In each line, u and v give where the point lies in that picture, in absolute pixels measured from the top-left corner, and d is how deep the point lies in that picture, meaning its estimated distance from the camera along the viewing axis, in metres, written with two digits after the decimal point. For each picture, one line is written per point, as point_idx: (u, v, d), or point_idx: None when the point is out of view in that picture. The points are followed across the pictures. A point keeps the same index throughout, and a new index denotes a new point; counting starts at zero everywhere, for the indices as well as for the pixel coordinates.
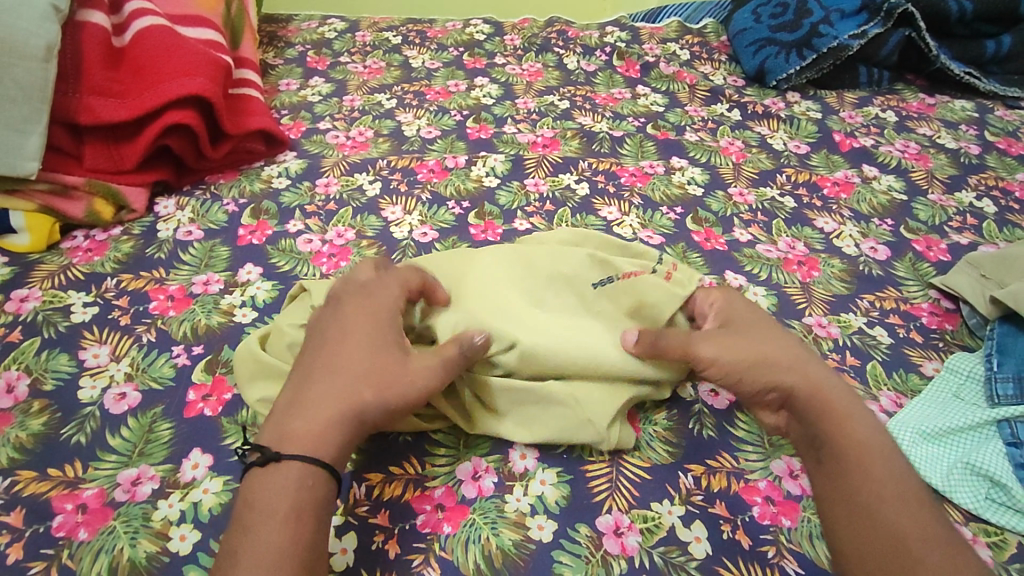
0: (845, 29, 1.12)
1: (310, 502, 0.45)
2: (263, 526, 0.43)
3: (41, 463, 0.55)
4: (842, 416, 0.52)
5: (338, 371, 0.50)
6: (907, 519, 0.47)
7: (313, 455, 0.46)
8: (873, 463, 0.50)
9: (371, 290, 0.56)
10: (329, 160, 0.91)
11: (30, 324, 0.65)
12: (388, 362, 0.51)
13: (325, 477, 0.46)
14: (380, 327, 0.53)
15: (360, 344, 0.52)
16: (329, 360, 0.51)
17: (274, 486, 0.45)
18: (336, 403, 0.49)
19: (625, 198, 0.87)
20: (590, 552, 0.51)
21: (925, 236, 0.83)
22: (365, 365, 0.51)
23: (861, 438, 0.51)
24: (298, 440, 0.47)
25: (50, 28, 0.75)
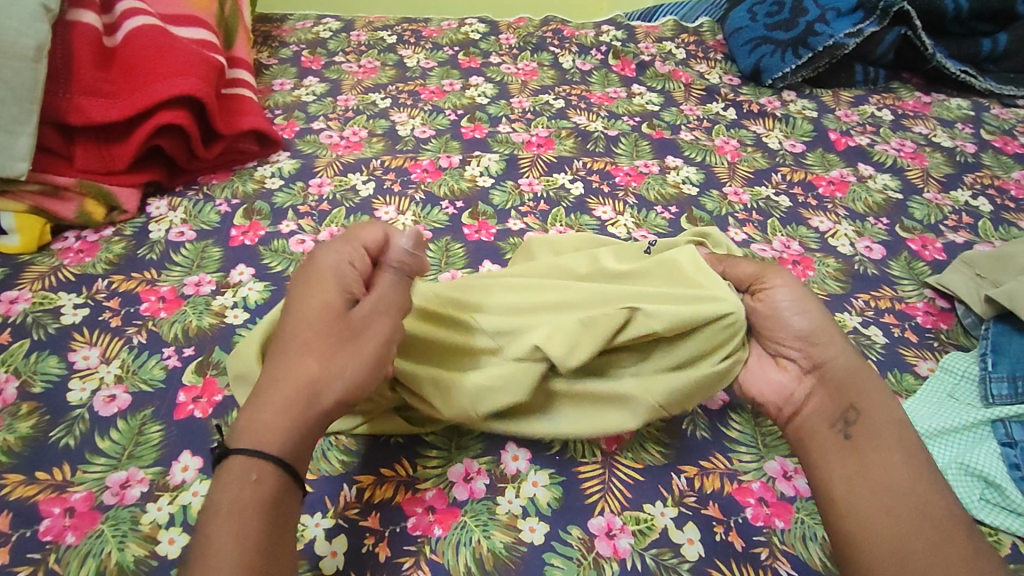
0: (841, 28, 1.11)
1: (255, 498, 0.43)
2: (208, 527, 0.42)
3: (29, 466, 0.54)
4: (872, 392, 0.54)
5: (286, 350, 0.48)
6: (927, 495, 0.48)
7: (260, 448, 0.45)
8: (894, 438, 0.51)
9: (314, 262, 0.53)
10: (322, 160, 0.90)
11: (19, 326, 0.65)
12: (332, 331, 0.49)
13: (272, 470, 0.44)
14: (325, 296, 0.50)
15: (306, 318, 0.49)
16: (279, 340, 0.49)
17: (221, 485, 0.44)
18: (286, 385, 0.47)
19: (619, 197, 0.86)
20: (582, 554, 0.50)
21: (920, 235, 0.83)
22: (312, 337, 0.49)
23: (901, 422, 0.52)
24: (250, 433, 0.45)
25: (39, 28, 0.75)
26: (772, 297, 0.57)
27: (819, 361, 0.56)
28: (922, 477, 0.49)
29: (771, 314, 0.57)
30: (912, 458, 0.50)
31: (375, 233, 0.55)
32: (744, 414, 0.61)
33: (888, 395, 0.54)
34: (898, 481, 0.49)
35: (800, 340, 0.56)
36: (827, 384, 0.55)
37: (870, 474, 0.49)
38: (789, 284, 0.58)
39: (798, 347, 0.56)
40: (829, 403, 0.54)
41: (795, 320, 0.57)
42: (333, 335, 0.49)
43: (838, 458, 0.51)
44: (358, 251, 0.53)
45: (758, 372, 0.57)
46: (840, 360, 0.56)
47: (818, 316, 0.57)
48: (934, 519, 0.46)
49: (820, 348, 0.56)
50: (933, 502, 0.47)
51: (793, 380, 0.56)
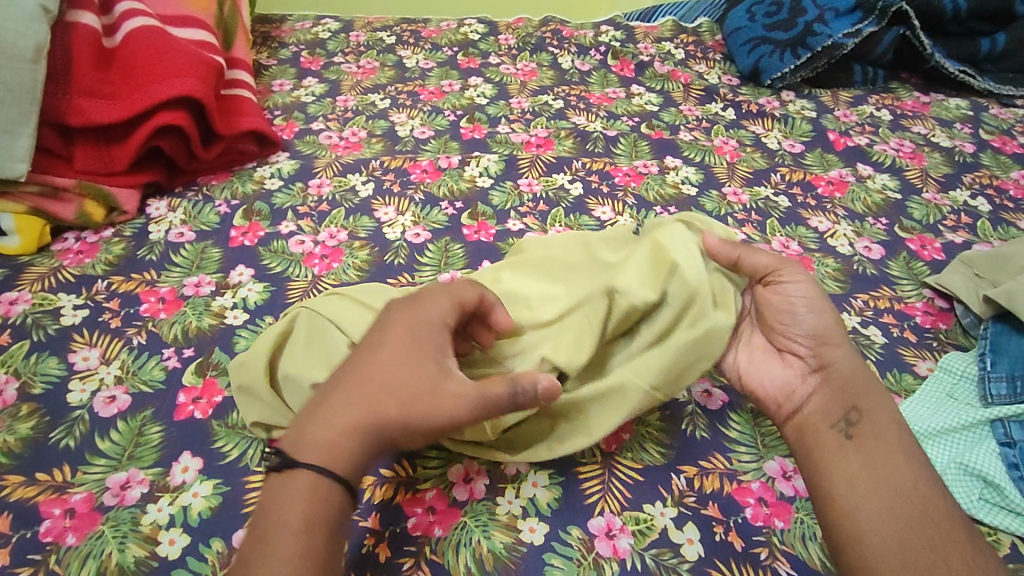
0: (840, 28, 1.11)
1: (323, 517, 0.44)
2: (274, 537, 0.43)
3: (29, 467, 0.54)
4: (876, 395, 0.54)
5: (364, 381, 0.48)
6: (932, 500, 0.48)
7: (328, 469, 0.45)
8: (897, 441, 0.52)
9: (418, 303, 0.53)
10: (321, 160, 0.90)
11: (19, 327, 0.65)
12: (414, 379, 0.48)
13: (341, 491, 0.45)
14: (414, 339, 0.50)
15: (394, 356, 0.49)
16: (359, 367, 0.49)
17: (288, 496, 0.44)
18: (355, 412, 0.47)
19: (618, 198, 0.86)
20: (582, 555, 0.51)
21: (919, 235, 0.83)
22: (393, 376, 0.48)
23: (898, 422, 0.53)
24: (312, 448, 0.46)
25: (38, 29, 0.75)
26: (783, 292, 0.57)
27: (826, 361, 0.56)
28: (922, 478, 0.49)
29: (782, 312, 0.57)
30: (912, 459, 0.51)
31: (471, 291, 0.54)
32: (743, 414, 0.61)
33: (889, 399, 0.55)
34: (900, 481, 0.49)
35: (810, 338, 0.57)
36: (832, 383, 0.55)
37: (870, 472, 0.50)
38: (807, 283, 0.58)
39: (808, 345, 0.57)
40: (832, 401, 0.54)
41: (807, 318, 0.57)
42: (414, 383, 0.48)
43: (839, 458, 0.51)
44: (453, 303, 0.53)
45: (757, 365, 0.58)
46: (847, 361, 0.56)
47: (832, 320, 0.57)
48: (937, 519, 0.47)
49: (827, 347, 0.56)
50: (935, 503, 0.48)
51: (795, 377, 0.56)
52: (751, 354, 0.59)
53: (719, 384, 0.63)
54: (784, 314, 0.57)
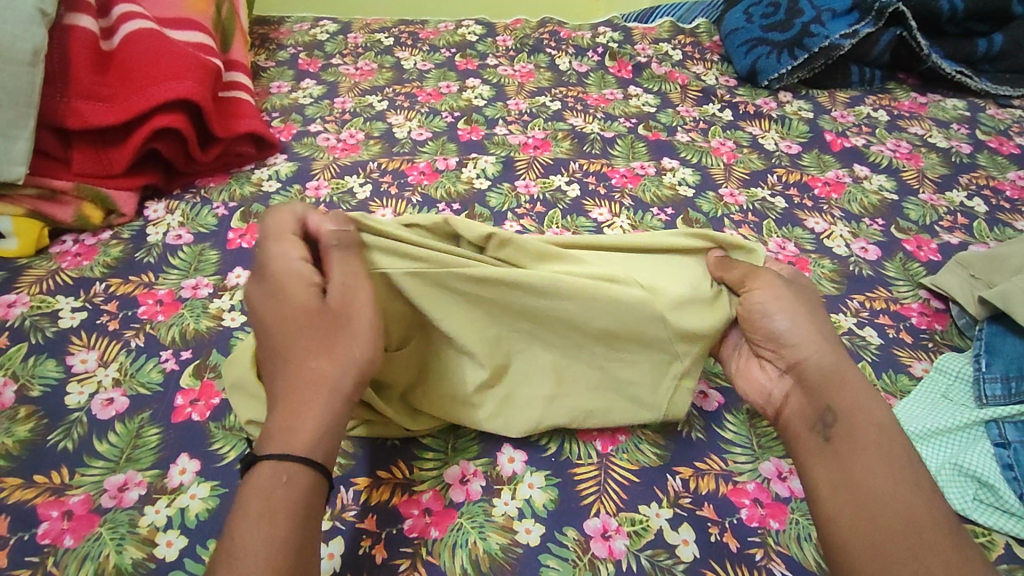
0: (837, 29, 1.12)
1: (284, 500, 0.43)
2: (235, 527, 0.42)
3: (27, 469, 0.54)
4: (852, 392, 0.52)
5: (286, 354, 0.49)
6: (919, 506, 0.46)
7: (290, 451, 0.45)
8: (888, 444, 0.49)
9: (266, 268, 0.52)
10: (319, 162, 0.91)
11: (17, 330, 0.65)
12: (319, 325, 0.49)
13: (303, 474, 0.45)
14: (295, 295, 0.50)
15: (286, 318, 0.50)
16: (280, 348, 0.49)
17: (252, 484, 0.44)
18: (303, 387, 0.47)
19: (615, 199, 0.86)
20: (578, 556, 0.51)
21: (915, 236, 0.83)
22: (305, 336, 0.49)
23: (884, 425, 0.51)
24: (275, 439, 0.46)
25: (36, 32, 0.75)
26: (749, 300, 0.58)
27: (795, 362, 0.55)
28: (904, 483, 0.47)
29: (747, 318, 0.58)
30: (894, 464, 0.48)
31: (288, 218, 0.54)
32: (739, 415, 0.61)
33: (873, 396, 0.52)
34: (880, 487, 0.47)
35: (773, 345, 0.57)
36: (805, 385, 0.54)
37: (852, 479, 0.48)
38: (772, 285, 0.58)
39: (773, 349, 0.57)
40: (809, 405, 0.53)
41: (773, 323, 0.56)
42: (325, 329, 0.49)
43: (820, 462, 0.50)
44: (293, 239, 0.53)
45: (742, 373, 0.59)
46: (818, 359, 0.55)
47: (805, 322, 0.56)
48: (918, 527, 0.45)
49: (789, 350, 0.56)
50: (918, 509, 0.46)
51: (772, 381, 0.57)
52: (739, 364, 0.60)
53: (715, 385, 0.63)
54: (753, 319, 0.57)
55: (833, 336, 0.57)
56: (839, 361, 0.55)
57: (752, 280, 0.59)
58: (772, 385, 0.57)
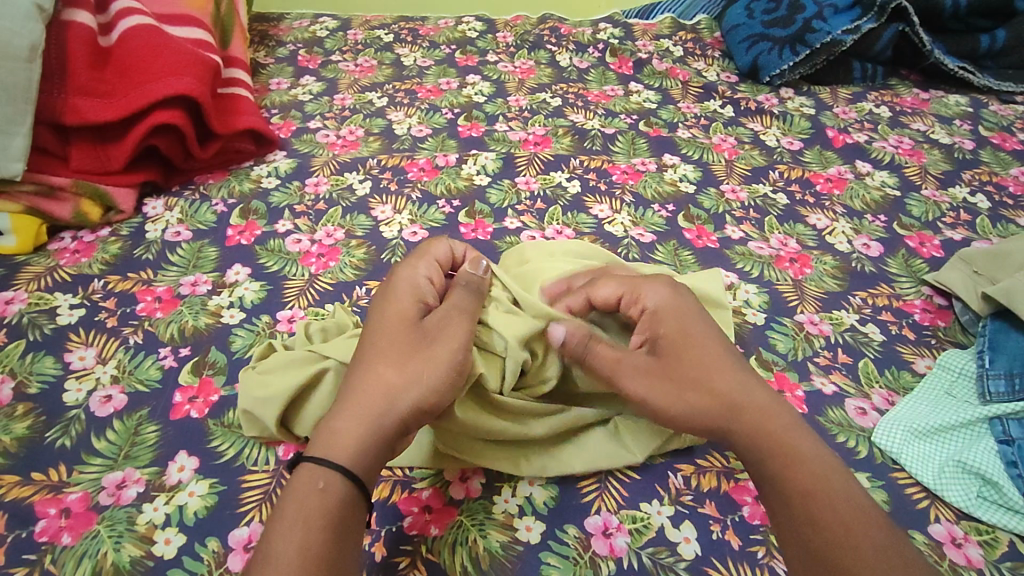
0: (839, 25, 1.11)
1: (321, 507, 0.43)
2: (270, 530, 0.42)
3: (24, 467, 0.54)
4: (788, 444, 0.49)
5: (366, 357, 0.51)
6: (871, 531, 0.44)
7: (328, 456, 0.46)
8: (823, 481, 0.47)
9: (394, 279, 0.57)
10: (318, 159, 0.90)
11: (15, 327, 0.65)
12: (407, 337, 0.52)
13: (339, 479, 0.45)
14: (404, 302, 0.54)
15: (384, 318, 0.53)
16: (364, 347, 0.52)
17: (286, 494, 0.44)
18: (362, 395, 0.48)
19: (616, 196, 0.86)
20: (578, 553, 0.50)
21: (917, 232, 0.83)
22: (387, 342, 0.51)
23: (821, 479, 0.47)
24: (319, 443, 0.47)
25: (33, 28, 0.75)
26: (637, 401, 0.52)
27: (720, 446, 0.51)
28: (846, 503, 0.46)
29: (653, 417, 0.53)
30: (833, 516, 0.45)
31: (442, 247, 0.60)
32: None
33: (800, 449, 0.48)
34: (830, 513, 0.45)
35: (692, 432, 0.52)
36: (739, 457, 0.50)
37: (791, 537, 0.45)
38: (647, 391, 0.52)
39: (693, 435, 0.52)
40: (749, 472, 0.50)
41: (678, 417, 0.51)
42: (409, 342, 0.51)
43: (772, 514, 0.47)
44: (437, 264, 0.58)
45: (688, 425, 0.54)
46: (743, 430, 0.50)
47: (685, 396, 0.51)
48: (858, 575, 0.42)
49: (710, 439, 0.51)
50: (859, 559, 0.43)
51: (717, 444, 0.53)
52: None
53: None
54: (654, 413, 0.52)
55: (698, 386, 0.51)
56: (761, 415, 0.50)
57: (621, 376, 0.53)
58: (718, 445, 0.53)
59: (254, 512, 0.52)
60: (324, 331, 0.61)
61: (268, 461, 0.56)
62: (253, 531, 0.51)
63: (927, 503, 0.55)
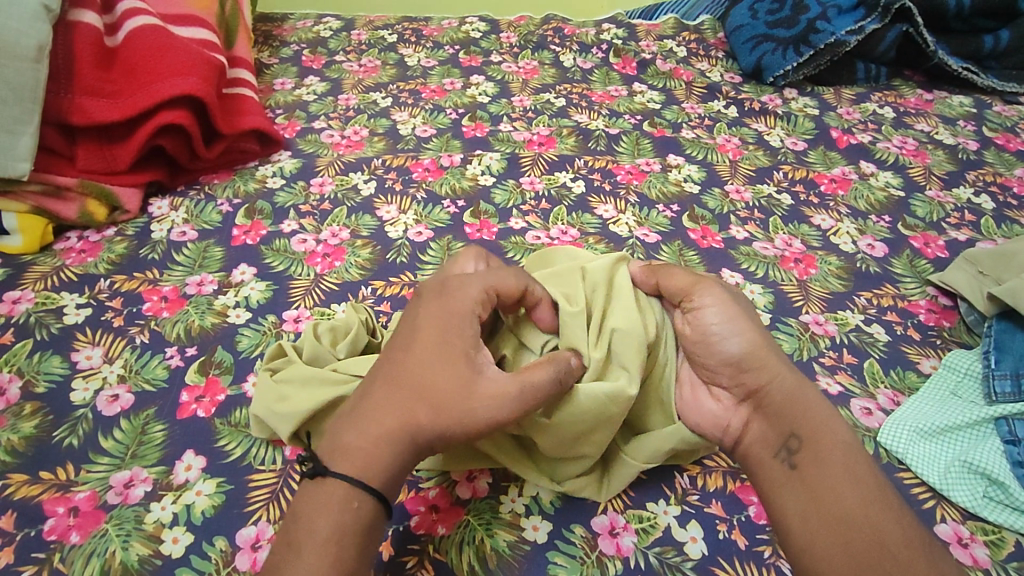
0: (842, 25, 1.11)
1: (356, 529, 0.43)
2: (305, 548, 0.42)
3: (32, 466, 0.54)
4: (817, 415, 0.49)
5: (400, 385, 0.47)
6: (888, 524, 0.44)
7: (359, 476, 0.45)
8: (852, 464, 0.47)
9: (449, 300, 0.50)
10: (323, 159, 0.90)
11: (22, 326, 0.65)
12: (451, 385, 0.47)
13: (374, 500, 0.44)
14: (454, 336, 0.49)
15: (431, 348, 0.48)
16: (396, 371, 0.48)
17: (318, 507, 0.44)
18: (391, 421, 0.46)
19: (621, 196, 0.86)
20: (585, 553, 0.51)
21: (922, 233, 0.83)
22: (428, 379, 0.47)
23: (846, 447, 0.48)
24: (345, 455, 0.45)
25: (41, 28, 0.75)
26: (699, 318, 0.53)
27: (758, 387, 0.50)
28: (872, 502, 0.45)
29: (700, 338, 0.53)
30: (862, 482, 0.46)
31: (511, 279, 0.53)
32: None
33: (830, 412, 0.50)
34: (849, 502, 0.45)
35: (730, 369, 0.51)
36: (765, 412, 0.50)
37: (808, 520, 0.45)
38: (721, 300, 0.53)
39: (727, 374, 0.51)
40: (770, 430, 0.49)
41: (731, 342, 0.51)
42: (451, 390, 0.46)
43: (784, 490, 0.47)
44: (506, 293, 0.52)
45: (689, 400, 0.53)
46: (780, 383, 0.50)
47: (748, 322, 0.53)
48: (888, 542, 0.43)
49: (759, 370, 0.51)
50: (888, 524, 0.44)
51: (727, 411, 0.51)
52: (682, 392, 0.54)
53: None
54: (704, 330, 0.52)
55: (760, 325, 0.54)
56: (801, 385, 0.51)
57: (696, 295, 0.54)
58: (726, 413, 0.52)
59: (261, 511, 0.52)
60: (333, 333, 0.61)
61: (275, 460, 0.56)
62: (260, 530, 0.51)
63: (933, 503, 0.56)
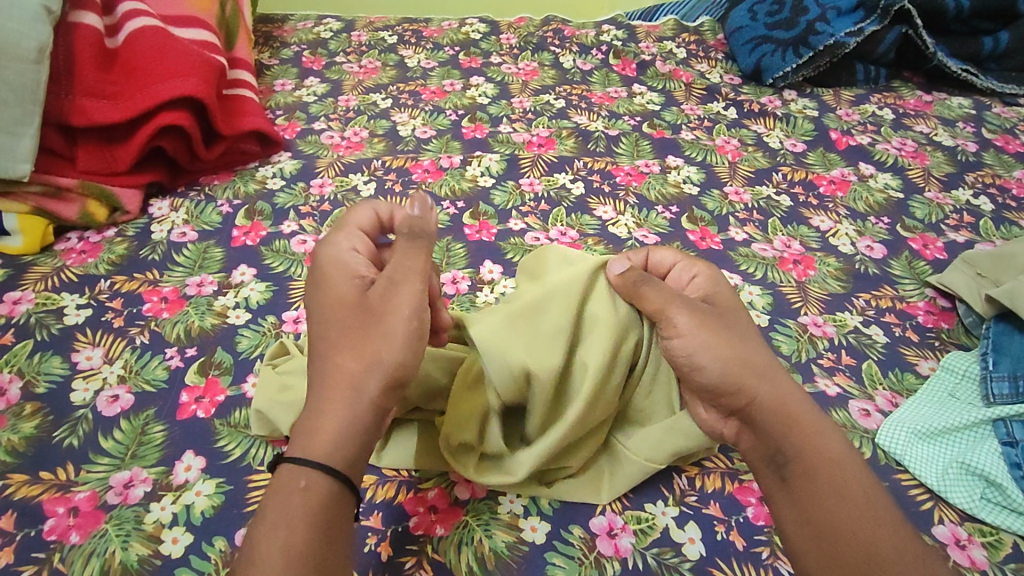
0: (842, 27, 1.11)
1: (304, 506, 0.43)
2: (253, 534, 0.42)
3: (33, 466, 0.55)
4: (803, 426, 0.48)
5: (321, 349, 0.49)
6: (882, 535, 0.44)
7: (307, 455, 0.45)
8: (842, 473, 0.47)
9: (324, 258, 0.54)
10: (323, 160, 0.91)
11: (22, 327, 0.65)
12: (355, 323, 0.50)
13: (320, 476, 0.44)
14: (340, 285, 0.52)
15: (330, 305, 0.51)
16: (314, 339, 0.51)
17: (268, 495, 0.44)
18: (327, 385, 0.47)
19: (620, 197, 0.86)
20: (584, 553, 0.51)
21: (921, 234, 0.83)
22: (338, 331, 0.50)
23: (835, 454, 0.48)
24: (298, 439, 0.46)
25: (41, 30, 0.75)
26: (672, 347, 0.50)
27: (740, 407, 0.49)
28: (865, 511, 0.45)
29: (675, 362, 0.51)
30: (852, 492, 0.46)
31: (365, 215, 0.57)
32: None
33: (819, 418, 0.49)
34: (844, 514, 0.45)
35: (710, 392, 0.50)
36: (751, 427, 0.49)
37: (806, 534, 0.45)
38: (694, 326, 0.50)
39: (707, 396, 0.50)
40: (759, 444, 0.49)
41: (707, 370, 0.49)
42: (361, 326, 0.49)
43: (780, 505, 0.47)
44: (361, 235, 0.56)
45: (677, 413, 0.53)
46: (762, 400, 0.49)
47: (721, 342, 0.50)
48: (882, 552, 0.43)
49: (737, 394, 0.49)
50: (882, 534, 0.44)
51: (715, 424, 0.51)
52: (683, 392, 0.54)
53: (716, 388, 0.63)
54: (677, 356, 0.50)
55: (735, 336, 0.51)
56: (784, 393, 0.50)
57: (665, 319, 0.51)
58: (714, 424, 0.51)
59: None
60: None
61: None
62: None
63: (931, 505, 0.56)
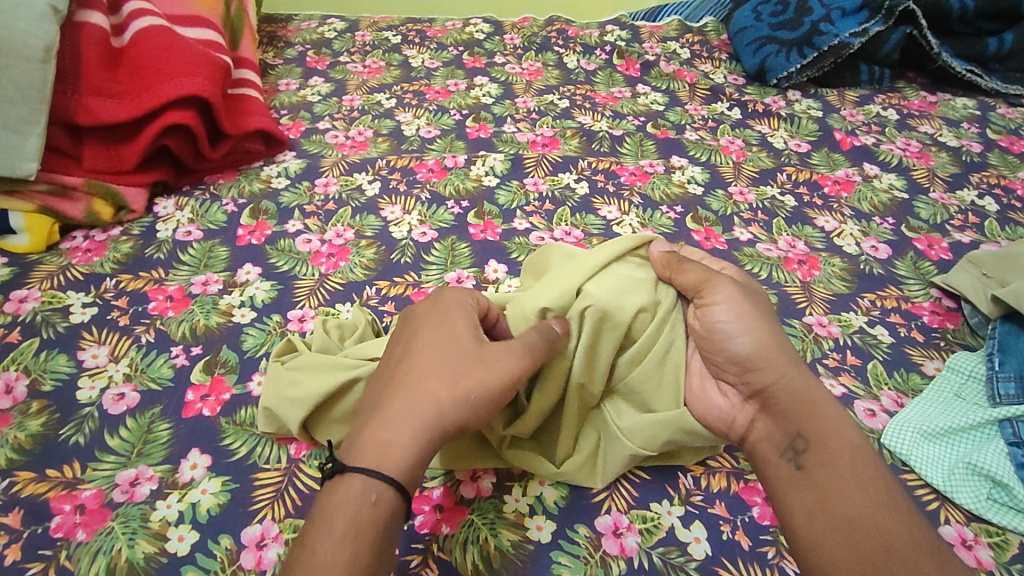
0: (846, 27, 1.11)
1: (372, 523, 0.43)
2: (319, 542, 0.42)
3: (39, 463, 0.55)
4: (823, 415, 0.50)
5: (414, 381, 0.48)
6: (896, 528, 0.44)
7: (378, 469, 0.44)
8: (861, 465, 0.47)
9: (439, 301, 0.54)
10: (327, 160, 0.91)
11: (28, 325, 0.65)
12: (461, 365, 0.49)
13: (391, 496, 0.44)
14: (454, 328, 0.51)
15: (434, 338, 0.50)
16: (406, 370, 0.49)
17: (336, 503, 0.43)
18: (412, 412, 0.46)
19: (624, 197, 0.86)
20: (589, 553, 0.51)
21: (926, 235, 0.83)
22: (446, 370, 0.48)
23: (854, 445, 0.48)
24: (365, 449, 0.45)
25: (48, 29, 0.75)
26: (709, 317, 0.53)
27: (766, 386, 0.51)
28: (883, 503, 0.45)
29: (707, 333, 0.54)
30: (871, 484, 0.46)
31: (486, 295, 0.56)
32: None
33: (840, 413, 0.50)
34: (859, 505, 0.45)
35: (738, 366, 0.52)
36: (771, 411, 0.51)
37: (816, 521, 0.45)
38: (733, 299, 0.53)
39: (734, 372, 0.52)
40: (777, 428, 0.50)
41: (738, 344, 0.52)
42: (462, 365, 0.49)
43: (790, 491, 0.48)
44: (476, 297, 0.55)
45: (696, 390, 0.54)
46: (787, 383, 0.51)
47: (756, 321, 0.53)
48: (895, 545, 0.43)
49: (763, 372, 0.52)
50: (896, 527, 0.44)
51: (733, 407, 0.53)
52: (689, 382, 0.55)
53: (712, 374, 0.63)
54: (712, 328, 0.53)
55: (771, 323, 0.54)
56: (809, 384, 0.52)
57: (707, 291, 0.54)
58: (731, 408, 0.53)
59: (266, 510, 0.52)
60: (340, 330, 0.63)
61: (281, 459, 0.56)
62: (265, 529, 0.51)
63: (937, 505, 0.56)
